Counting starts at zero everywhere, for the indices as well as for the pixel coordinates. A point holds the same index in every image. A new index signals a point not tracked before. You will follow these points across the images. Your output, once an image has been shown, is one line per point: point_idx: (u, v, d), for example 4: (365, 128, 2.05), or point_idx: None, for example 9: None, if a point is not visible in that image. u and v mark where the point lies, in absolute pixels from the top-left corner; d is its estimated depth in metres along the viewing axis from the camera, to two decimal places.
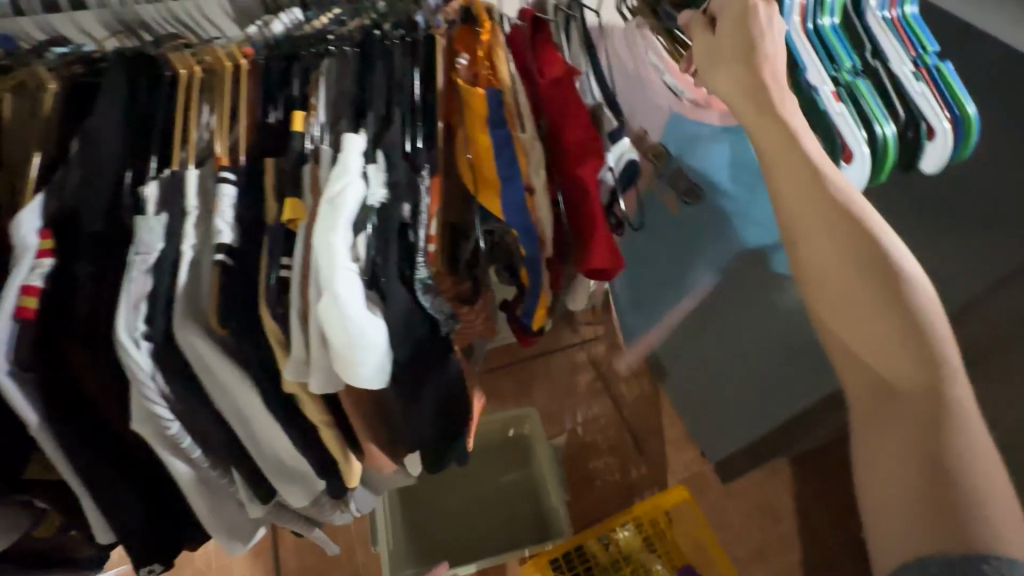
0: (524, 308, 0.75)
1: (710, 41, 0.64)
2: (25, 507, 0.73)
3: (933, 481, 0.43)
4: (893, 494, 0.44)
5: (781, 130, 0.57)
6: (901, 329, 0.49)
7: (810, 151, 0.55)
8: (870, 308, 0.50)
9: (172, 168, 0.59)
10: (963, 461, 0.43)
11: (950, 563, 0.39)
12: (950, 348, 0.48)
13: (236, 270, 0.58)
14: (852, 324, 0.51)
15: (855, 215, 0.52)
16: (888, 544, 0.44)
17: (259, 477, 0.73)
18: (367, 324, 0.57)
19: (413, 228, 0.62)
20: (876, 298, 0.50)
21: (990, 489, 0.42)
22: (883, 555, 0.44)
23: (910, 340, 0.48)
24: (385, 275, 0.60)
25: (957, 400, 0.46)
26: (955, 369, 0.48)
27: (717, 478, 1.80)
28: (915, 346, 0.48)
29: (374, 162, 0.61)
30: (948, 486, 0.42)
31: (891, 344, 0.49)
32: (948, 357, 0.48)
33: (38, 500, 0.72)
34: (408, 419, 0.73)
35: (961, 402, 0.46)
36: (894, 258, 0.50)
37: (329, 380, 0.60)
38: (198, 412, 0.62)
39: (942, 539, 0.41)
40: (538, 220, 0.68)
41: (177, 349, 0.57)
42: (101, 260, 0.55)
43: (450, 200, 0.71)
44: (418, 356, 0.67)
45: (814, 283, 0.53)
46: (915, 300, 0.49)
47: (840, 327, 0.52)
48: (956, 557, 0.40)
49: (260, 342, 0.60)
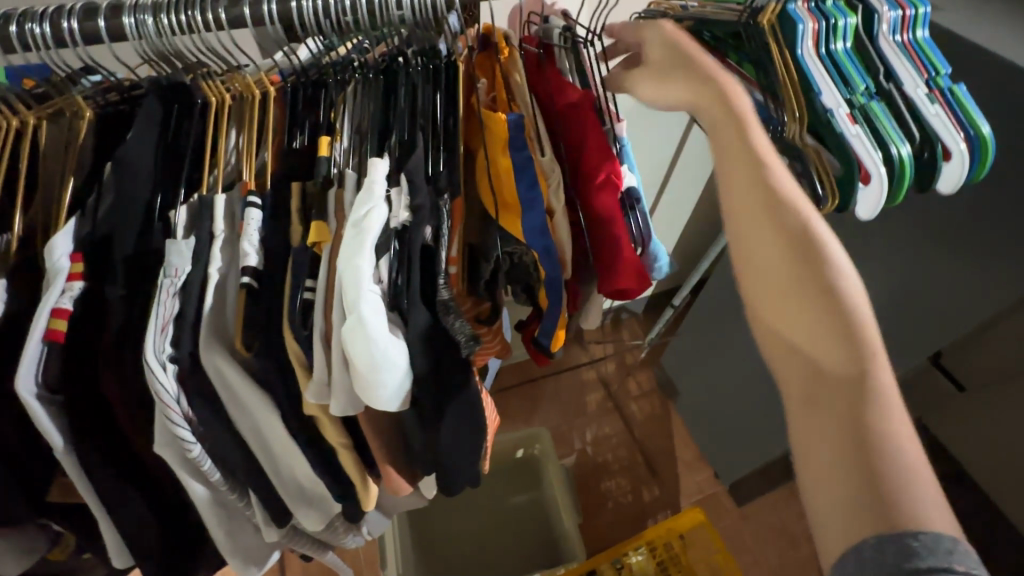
0: (542, 329, 0.73)
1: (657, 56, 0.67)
2: (41, 529, 0.73)
3: (861, 462, 0.42)
4: (827, 478, 0.43)
5: (726, 137, 0.59)
6: (827, 317, 0.49)
7: (752, 152, 0.57)
8: (801, 302, 0.50)
9: (199, 192, 0.60)
10: (892, 448, 0.42)
11: (881, 545, 0.38)
12: (871, 336, 0.48)
13: (261, 292, 0.59)
14: (786, 313, 0.51)
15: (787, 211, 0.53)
16: (828, 532, 0.42)
17: (275, 502, 0.72)
18: (390, 347, 0.57)
19: (435, 250, 0.62)
20: (807, 290, 0.50)
21: (914, 473, 0.41)
22: (826, 544, 0.43)
23: (837, 328, 0.49)
24: (407, 298, 0.60)
25: (879, 381, 0.46)
26: (876, 356, 0.48)
27: (732, 500, 1.76)
28: (842, 335, 0.48)
29: (397, 186, 0.62)
30: (872, 470, 0.42)
31: (819, 333, 0.49)
32: (870, 345, 0.48)
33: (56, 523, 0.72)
34: (426, 441, 0.72)
35: (886, 390, 0.46)
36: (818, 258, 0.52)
37: (350, 402, 0.60)
38: (218, 435, 0.61)
39: (865, 519, 0.40)
40: (558, 242, 0.68)
41: (200, 371, 0.57)
42: (130, 283, 0.56)
43: (471, 222, 0.71)
44: (440, 380, 0.67)
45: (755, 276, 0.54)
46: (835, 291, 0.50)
47: (778, 318, 0.52)
48: (888, 537, 0.39)
49: (282, 365, 0.60)
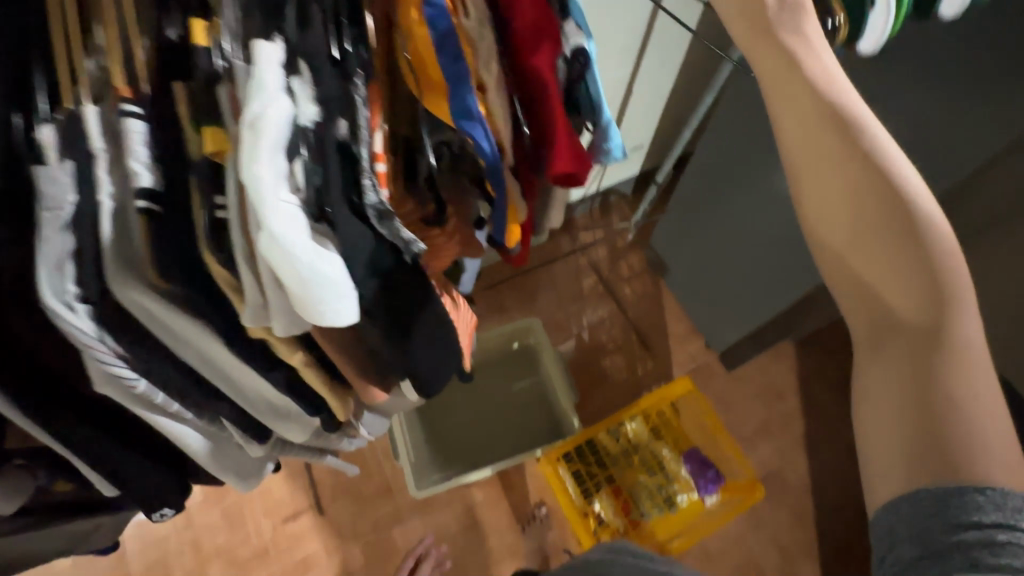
0: (495, 227, 0.70)
1: None
2: (26, 468, 0.76)
3: (928, 415, 0.45)
4: (887, 427, 0.47)
5: (789, 63, 0.53)
6: (906, 269, 0.48)
7: (827, 81, 0.52)
8: (878, 253, 0.49)
9: (63, 104, 0.50)
10: (962, 397, 0.44)
11: (937, 492, 0.43)
12: (956, 277, 0.47)
13: (167, 216, 0.53)
14: (862, 262, 0.50)
15: (872, 153, 0.49)
16: (881, 475, 0.47)
17: (251, 423, 0.74)
18: (320, 262, 0.52)
19: (354, 144, 0.56)
20: (899, 245, 0.48)
21: (987, 421, 0.44)
22: (877, 486, 0.48)
23: (920, 274, 0.47)
24: (331, 203, 0.54)
25: (964, 334, 0.46)
26: (962, 303, 0.47)
27: (724, 366, 1.82)
28: (923, 277, 0.47)
29: (298, 73, 0.52)
30: (939, 425, 0.44)
31: (898, 282, 0.49)
32: (954, 289, 0.47)
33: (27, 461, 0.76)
34: (391, 352, 0.71)
35: (968, 337, 0.46)
36: (910, 200, 0.48)
37: (294, 321, 0.57)
38: (166, 369, 0.61)
39: (915, 467, 0.45)
40: (497, 129, 0.61)
41: (126, 305, 0.54)
42: (7, 218, 0.49)
43: (399, 110, 0.65)
44: (390, 289, 0.64)
45: (825, 225, 0.52)
46: (928, 236, 0.48)
47: (856, 267, 0.51)
48: (946, 487, 0.43)
49: (212, 290, 0.57)
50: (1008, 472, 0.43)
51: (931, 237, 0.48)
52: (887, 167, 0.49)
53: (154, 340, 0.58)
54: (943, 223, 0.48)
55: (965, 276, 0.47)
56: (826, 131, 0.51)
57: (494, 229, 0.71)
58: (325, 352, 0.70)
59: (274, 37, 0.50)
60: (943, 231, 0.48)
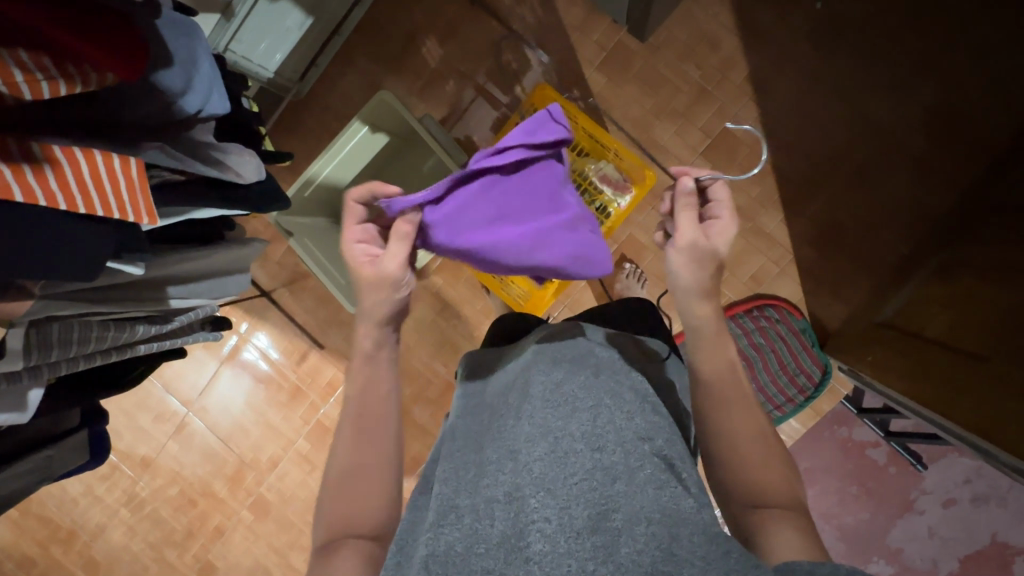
0: (243, 109, 0.75)
1: (691, 257, 0.63)
2: (54, 464, 0.70)
3: (760, 464, 0.56)
4: (724, 435, 0.57)
5: None
6: (741, 447, 0.56)
7: None
8: (749, 455, 0.56)
9: (127, 247, 0.49)
10: (736, 463, 0.56)
11: (727, 471, 0.56)
12: (752, 446, 0.56)
13: (191, 182, 0.59)
14: (739, 470, 0.56)
15: (768, 437, 0.58)
16: (725, 462, 0.57)
17: (223, 257, 0.71)
18: (227, 151, 0.64)
19: (200, 103, 0.57)
20: (767, 436, 0.58)
21: (725, 411, 0.59)
22: (720, 459, 0.57)
23: (758, 470, 0.55)
24: (204, 107, 0.58)
25: (743, 471, 0.55)
26: (744, 438, 0.57)
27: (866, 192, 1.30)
28: (733, 455, 0.56)
29: (182, 78, 0.54)
30: (720, 475, 0.57)
31: (757, 458, 0.56)
32: (752, 452, 0.56)
33: (65, 467, 0.73)
34: (205, 137, 0.61)
35: (736, 433, 0.57)
36: (739, 401, 0.59)
37: (254, 169, 0.67)
38: (180, 270, 0.63)
39: (758, 445, 0.57)
40: (213, 80, 0.59)
41: (246, 274, 0.79)
42: (67, 350, 0.50)
43: (198, 48, 0.58)
44: (215, 149, 0.62)
45: (733, 464, 0.56)
46: (749, 424, 0.58)
47: (729, 465, 0.56)
48: (707, 431, 0.59)
49: (241, 202, 0.65)
50: (759, 469, 0.55)
51: (748, 446, 0.56)
52: (775, 449, 0.57)
53: (161, 278, 0.60)
54: (749, 436, 0.57)
55: (769, 470, 0.55)
56: (742, 418, 0.58)
57: (246, 113, 0.76)
58: (208, 130, 0.62)
59: (169, 73, 0.53)
60: (750, 444, 0.57)
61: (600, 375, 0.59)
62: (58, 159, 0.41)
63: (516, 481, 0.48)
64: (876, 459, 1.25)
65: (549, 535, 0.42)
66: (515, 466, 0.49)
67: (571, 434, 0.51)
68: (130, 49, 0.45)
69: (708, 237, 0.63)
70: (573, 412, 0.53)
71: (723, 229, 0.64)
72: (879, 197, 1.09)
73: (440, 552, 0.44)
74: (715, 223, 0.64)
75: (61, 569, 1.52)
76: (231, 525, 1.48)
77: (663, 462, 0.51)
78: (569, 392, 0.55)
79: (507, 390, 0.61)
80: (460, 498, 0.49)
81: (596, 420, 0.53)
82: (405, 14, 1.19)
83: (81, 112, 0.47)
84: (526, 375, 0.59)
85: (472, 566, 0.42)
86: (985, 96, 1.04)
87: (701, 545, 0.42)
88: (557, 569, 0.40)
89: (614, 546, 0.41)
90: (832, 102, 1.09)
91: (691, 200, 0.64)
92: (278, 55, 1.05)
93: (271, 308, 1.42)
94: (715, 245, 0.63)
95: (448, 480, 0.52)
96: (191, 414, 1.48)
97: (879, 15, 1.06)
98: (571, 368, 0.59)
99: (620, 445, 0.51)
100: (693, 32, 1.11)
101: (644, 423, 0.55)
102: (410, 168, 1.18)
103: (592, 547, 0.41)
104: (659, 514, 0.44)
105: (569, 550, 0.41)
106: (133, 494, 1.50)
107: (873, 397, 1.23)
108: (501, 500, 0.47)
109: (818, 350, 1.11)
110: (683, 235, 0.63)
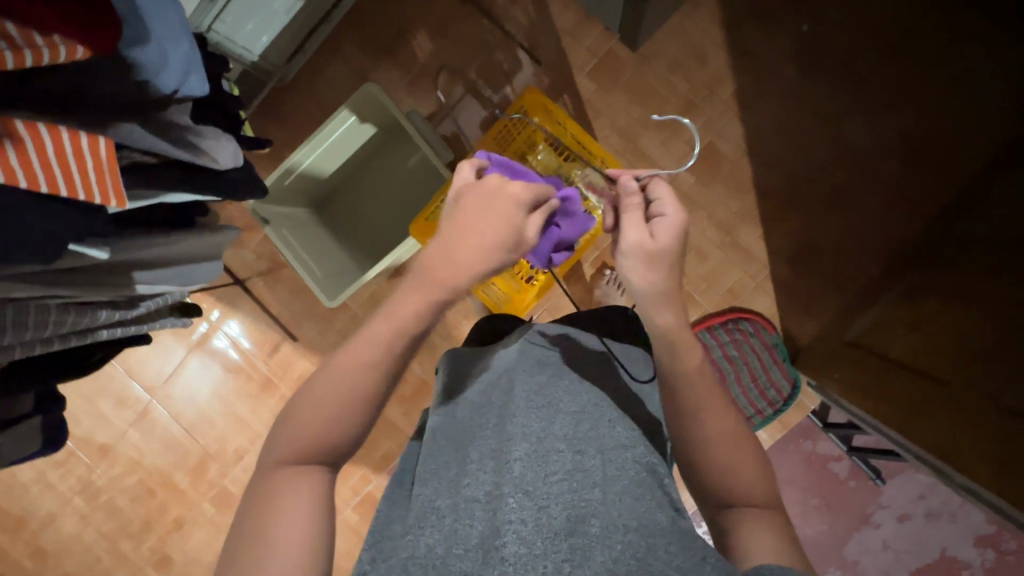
0: (222, 93, 0.73)
1: (647, 255, 0.59)
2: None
3: (744, 470, 0.56)
4: (709, 447, 0.56)
5: None
6: (728, 458, 0.56)
7: None
8: (734, 463, 0.56)
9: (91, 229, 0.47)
10: (717, 476, 0.56)
11: (715, 484, 0.56)
12: (736, 454, 0.56)
13: (161, 164, 0.57)
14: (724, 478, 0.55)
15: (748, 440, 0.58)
16: (712, 476, 0.56)
17: (194, 244, 0.69)
18: (201, 135, 0.62)
19: (175, 85, 0.55)
20: (745, 442, 0.57)
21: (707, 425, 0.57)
22: (708, 473, 0.56)
23: (740, 477, 0.55)
24: (179, 89, 0.56)
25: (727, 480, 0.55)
26: (726, 446, 0.56)
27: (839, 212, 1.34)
28: (720, 467, 0.56)
29: (158, 57, 0.52)
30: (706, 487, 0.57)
31: (741, 465, 0.56)
32: (736, 462, 0.56)
33: (13, 457, 0.70)
34: (180, 118, 0.59)
35: (714, 442, 0.56)
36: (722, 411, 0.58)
37: (231, 155, 0.65)
38: (148, 255, 0.61)
39: (743, 453, 0.57)
40: (191, 60, 0.57)
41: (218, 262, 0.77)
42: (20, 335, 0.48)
43: (177, 25, 0.56)
44: (188, 132, 0.60)
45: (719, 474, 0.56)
46: (733, 431, 0.57)
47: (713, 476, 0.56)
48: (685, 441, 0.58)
49: (212, 187, 0.63)
50: (738, 481, 0.55)
51: (732, 454, 0.56)
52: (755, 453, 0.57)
53: (125, 264, 0.58)
54: (730, 443, 0.56)
55: (752, 476, 0.55)
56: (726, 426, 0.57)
57: (225, 96, 0.74)
58: (183, 111, 0.60)
59: (142, 51, 0.51)
60: (732, 450, 0.56)
61: (583, 381, 0.61)
62: (20, 135, 0.39)
63: (496, 480, 0.49)
64: (838, 472, 1.28)
65: (524, 536, 0.43)
66: (496, 465, 0.50)
67: (552, 435, 0.53)
68: (102, 23, 0.43)
69: (657, 234, 0.60)
70: (554, 414, 0.55)
71: (675, 220, 0.60)
72: (851, 218, 1.12)
73: (420, 555, 0.44)
74: (660, 219, 0.60)
75: (7, 557, 1.46)
76: (191, 518, 1.44)
77: (646, 472, 0.53)
78: (552, 394, 0.57)
79: (488, 389, 0.61)
80: (440, 499, 0.49)
81: (577, 426, 0.54)
82: (397, 5, 1.17)
83: (48, 85, 0.44)
84: (509, 374, 0.60)
85: (450, 567, 0.43)
86: (957, 128, 1.08)
87: (678, 554, 0.43)
88: (531, 569, 0.41)
89: (588, 551, 0.43)
90: (814, 124, 1.11)
91: (632, 201, 0.63)
92: (264, 38, 1.02)
93: (244, 296, 1.39)
94: (663, 237, 0.60)
95: (426, 481, 0.52)
96: (155, 402, 1.43)
97: (861, 42, 1.09)
98: (553, 374, 0.60)
99: (600, 452, 0.52)
100: (683, 45, 1.12)
101: (625, 432, 0.56)
102: (395, 163, 1.16)
103: (569, 549, 0.43)
104: (635, 522, 0.46)
105: (545, 551, 0.43)
106: (89, 483, 1.45)
107: (838, 412, 1.26)
108: (481, 500, 0.48)
109: (789, 364, 1.13)
110: (627, 237, 0.60)
